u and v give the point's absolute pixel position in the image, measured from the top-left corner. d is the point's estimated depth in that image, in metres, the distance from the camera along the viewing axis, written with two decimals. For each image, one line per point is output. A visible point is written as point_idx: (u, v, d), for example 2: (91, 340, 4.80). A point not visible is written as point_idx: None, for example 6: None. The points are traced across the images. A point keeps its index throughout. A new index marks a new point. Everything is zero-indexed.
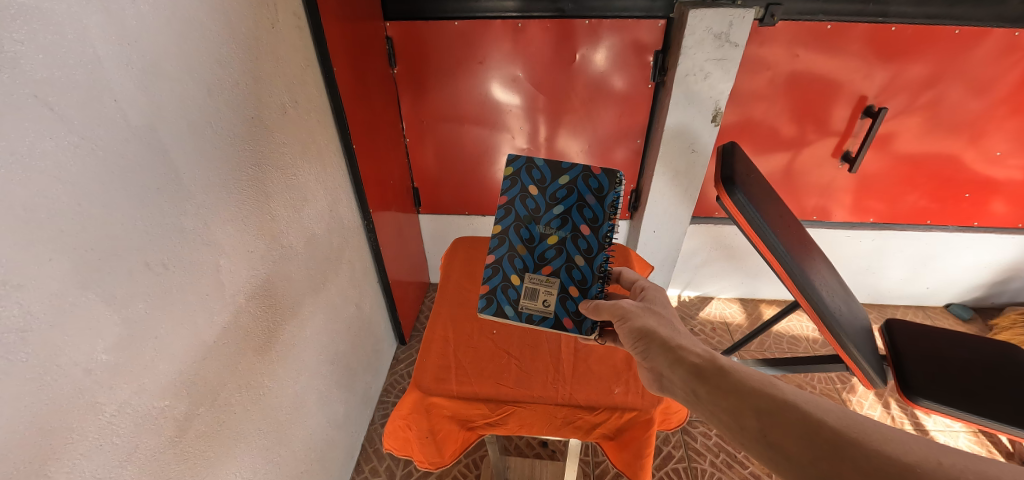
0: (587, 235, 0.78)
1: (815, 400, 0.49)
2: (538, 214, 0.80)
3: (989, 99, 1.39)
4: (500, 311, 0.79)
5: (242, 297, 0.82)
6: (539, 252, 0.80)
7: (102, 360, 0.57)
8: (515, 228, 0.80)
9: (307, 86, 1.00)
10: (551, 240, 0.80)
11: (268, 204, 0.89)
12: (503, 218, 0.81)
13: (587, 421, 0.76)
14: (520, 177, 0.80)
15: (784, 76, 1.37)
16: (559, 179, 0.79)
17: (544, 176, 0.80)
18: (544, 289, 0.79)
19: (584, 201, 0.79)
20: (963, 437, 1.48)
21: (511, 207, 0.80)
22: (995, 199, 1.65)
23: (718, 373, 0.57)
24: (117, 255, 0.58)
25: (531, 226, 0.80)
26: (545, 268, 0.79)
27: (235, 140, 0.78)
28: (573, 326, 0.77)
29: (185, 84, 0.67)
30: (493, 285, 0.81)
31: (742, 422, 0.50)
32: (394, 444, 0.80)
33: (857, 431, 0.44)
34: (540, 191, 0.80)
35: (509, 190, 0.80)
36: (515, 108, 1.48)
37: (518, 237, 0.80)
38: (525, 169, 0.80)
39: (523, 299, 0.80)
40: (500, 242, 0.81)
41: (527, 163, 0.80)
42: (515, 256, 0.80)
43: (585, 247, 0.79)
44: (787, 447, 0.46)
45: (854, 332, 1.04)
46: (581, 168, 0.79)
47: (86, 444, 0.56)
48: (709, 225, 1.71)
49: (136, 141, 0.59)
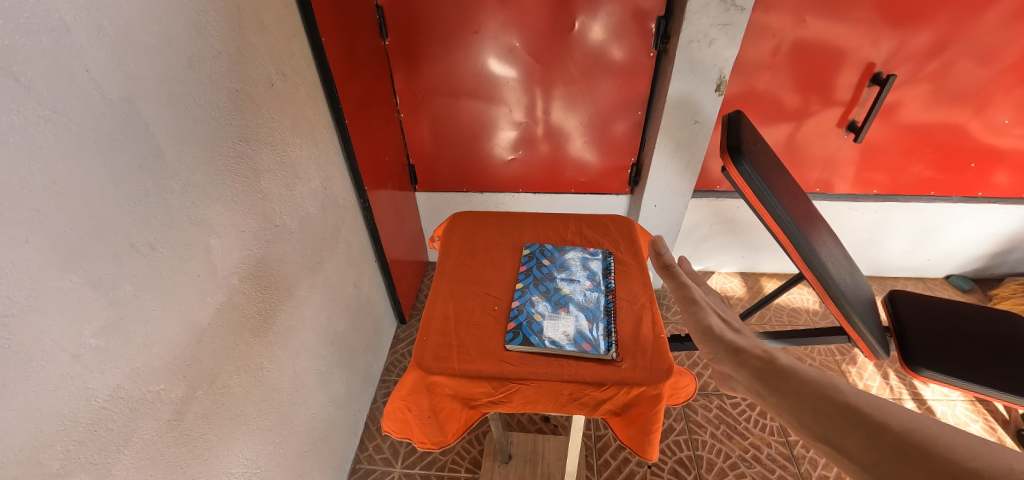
0: (594, 288, 0.85)
1: (880, 404, 0.48)
2: (552, 275, 0.87)
3: (998, 67, 1.35)
4: (526, 340, 0.74)
5: (236, 278, 0.80)
6: (555, 299, 0.82)
7: (91, 345, 0.55)
8: (533, 283, 0.85)
9: (294, 57, 0.95)
10: (565, 292, 0.84)
11: (258, 182, 0.86)
12: (523, 278, 0.87)
13: (594, 397, 0.72)
14: (535, 254, 0.92)
15: (789, 43, 1.32)
16: (566, 254, 0.92)
17: (554, 253, 0.93)
18: (564, 323, 0.78)
19: (588, 266, 0.90)
20: (960, 406, 1.51)
21: (529, 271, 0.88)
22: (998, 170, 1.63)
23: (779, 375, 0.58)
24: (100, 237, 0.56)
25: (547, 283, 0.86)
26: (562, 308, 0.80)
27: (219, 114, 0.74)
28: (593, 347, 0.73)
29: (163, 55, 0.63)
30: (518, 321, 0.78)
31: (801, 421, 0.52)
32: (392, 427, 0.77)
33: (922, 435, 0.43)
34: (552, 261, 0.90)
35: (526, 262, 0.90)
36: (511, 81, 1.43)
37: (537, 289, 0.84)
38: (539, 250, 0.93)
39: (546, 329, 0.76)
40: (520, 292, 0.84)
41: (540, 246, 0.94)
42: (535, 300, 0.82)
43: (595, 296, 0.83)
44: (845, 444, 0.46)
45: (858, 304, 1.03)
46: (580, 249, 0.94)
47: (80, 430, 0.55)
48: (712, 199, 1.69)
49: (115, 115, 0.56)
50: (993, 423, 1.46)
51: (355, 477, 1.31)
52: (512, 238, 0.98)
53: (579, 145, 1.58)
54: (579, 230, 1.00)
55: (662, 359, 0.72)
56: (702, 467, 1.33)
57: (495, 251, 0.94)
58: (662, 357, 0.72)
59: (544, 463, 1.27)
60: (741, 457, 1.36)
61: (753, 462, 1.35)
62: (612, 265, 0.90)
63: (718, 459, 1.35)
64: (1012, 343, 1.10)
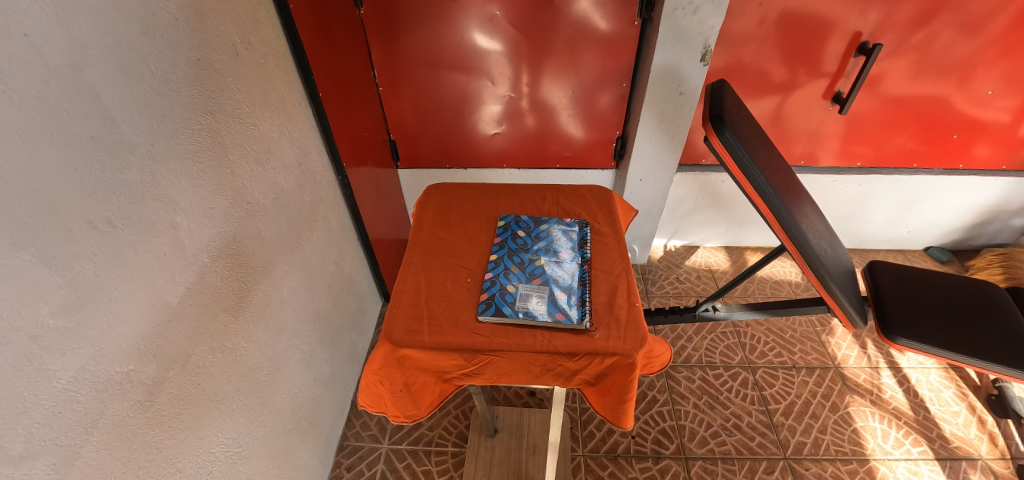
0: (569, 258, 0.84)
1: None
2: (527, 246, 0.86)
3: (983, 38, 1.34)
4: (499, 312, 0.73)
5: (207, 256, 0.78)
6: (529, 270, 0.81)
7: (49, 325, 0.53)
8: (508, 254, 0.84)
9: (261, 26, 0.91)
10: (540, 263, 0.83)
11: (226, 157, 0.82)
12: (497, 250, 0.85)
13: (567, 367, 0.72)
14: (510, 226, 0.91)
15: (776, 13, 1.29)
16: (541, 225, 0.91)
17: (529, 224, 0.91)
18: (537, 295, 0.77)
19: (563, 237, 0.88)
20: (934, 373, 1.55)
21: (503, 243, 0.86)
22: (980, 142, 1.64)
23: None
24: (53, 212, 0.53)
25: (521, 254, 0.84)
26: (536, 279, 0.79)
27: (179, 84, 0.71)
28: (566, 318, 0.72)
29: (112, 18, 0.59)
30: (491, 292, 0.76)
31: None
32: (367, 401, 0.77)
33: None
34: (528, 232, 0.89)
35: (501, 234, 0.89)
36: (494, 53, 1.38)
37: (511, 260, 0.83)
38: (514, 221, 0.92)
39: (519, 301, 0.75)
40: (494, 263, 0.82)
41: (515, 217, 0.92)
42: (509, 272, 0.80)
43: (568, 266, 0.82)
44: None
45: (837, 273, 1.04)
46: (556, 219, 0.92)
47: (42, 412, 0.53)
48: (697, 172, 1.68)
49: (60, 83, 0.53)
50: (965, 389, 1.51)
51: (342, 454, 1.32)
52: (488, 210, 0.96)
53: (564, 119, 1.55)
54: (556, 201, 0.99)
55: (636, 328, 0.72)
56: (685, 436, 1.37)
57: (469, 224, 0.92)
58: (636, 326, 0.72)
59: (529, 436, 1.29)
60: (722, 425, 1.40)
61: (734, 430, 1.38)
62: (588, 235, 0.89)
63: (700, 429, 1.39)
64: (977, 312, 1.13)
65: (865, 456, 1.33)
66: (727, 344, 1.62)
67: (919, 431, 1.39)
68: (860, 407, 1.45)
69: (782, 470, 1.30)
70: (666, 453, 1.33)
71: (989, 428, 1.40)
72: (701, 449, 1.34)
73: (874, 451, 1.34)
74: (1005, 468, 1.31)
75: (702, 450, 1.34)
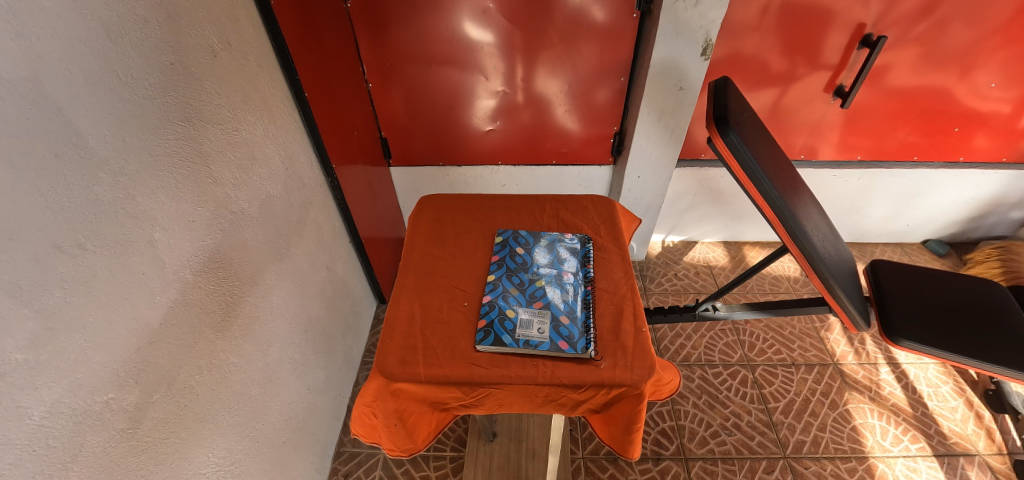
0: (570, 278, 0.81)
1: None
2: (526, 266, 0.83)
3: (987, 28, 1.31)
4: (498, 341, 0.70)
5: (190, 272, 0.74)
6: (529, 292, 0.78)
7: (19, 360, 0.49)
8: (507, 275, 0.81)
9: (240, 24, 0.85)
10: (540, 283, 0.80)
11: (207, 167, 0.78)
12: (495, 270, 0.82)
13: (571, 398, 0.70)
14: (508, 242, 0.87)
15: (778, 4, 1.25)
16: (540, 242, 0.88)
17: (528, 240, 0.88)
18: (538, 320, 0.74)
19: (564, 254, 0.86)
20: (932, 369, 1.55)
21: (501, 261, 0.83)
22: (980, 134, 1.62)
23: None
24: (18, 240, 0.49)
25: (521, 274, 0.81)
26: (536, 302, 0.77)
27: (153, 92, 0.66)
28: (568, 346, 0.70)
29: (74, 23, 0.54)
30: (489, 318, 0.73)
31: None
32: (361, 431, 0.75)
33: None
34: (527, 250, 0.86)
35: (498, 251, 0.86)
36: (487, 46, 1.33)
37: (510, 281, 0.80)
38: (513, 237, 0.89)
39: (518, 328, 0.72)
40: (493, 285, 0.79)
41: (513, 233, 0.89)
42: (508, 295, 0.78)
43: (569, 286, 0.79)
44: None
45: (840, 276, 1.02)
46: (555, 234, 0.89)
47: (16, 452, 0.49)
48: (696, 168, 1.65)
49: (16, 98, 0.47)
50: (962, 384, 1.52)
51: (339, 461, 1.30)
52: (484, 222, 0.93)
53: (560, 113, 1.51)
54: (555, 212, 0.96)
55: (643, 356, 0.70)
56: (684, 436, 1.36)
57: (464, 239, 0.89)
58: (644, 354, 0.70)
59: (529, 440, 1.28)
60: (722, 425, 1.39)
61: (733, 430, 1.38)
62: (591, 252, 0.86)
63: (700, 428, 1.38)
64: (975, 312, 1.13)
65: (864, 453, 1.33)
66: (726, 342, 1.61)
67: (917, 428, 1.39)
68: (859, 404, 1.45)
69: (782, 469, 1.30)
70: (666, 454, 1.32)
71: (987, 424, 1.41)
72: (701, 450, 1.34)
73: (873, 449, 1.34)
74: (1002, 463, 1.32)
75: (701, 450, 1.34)
